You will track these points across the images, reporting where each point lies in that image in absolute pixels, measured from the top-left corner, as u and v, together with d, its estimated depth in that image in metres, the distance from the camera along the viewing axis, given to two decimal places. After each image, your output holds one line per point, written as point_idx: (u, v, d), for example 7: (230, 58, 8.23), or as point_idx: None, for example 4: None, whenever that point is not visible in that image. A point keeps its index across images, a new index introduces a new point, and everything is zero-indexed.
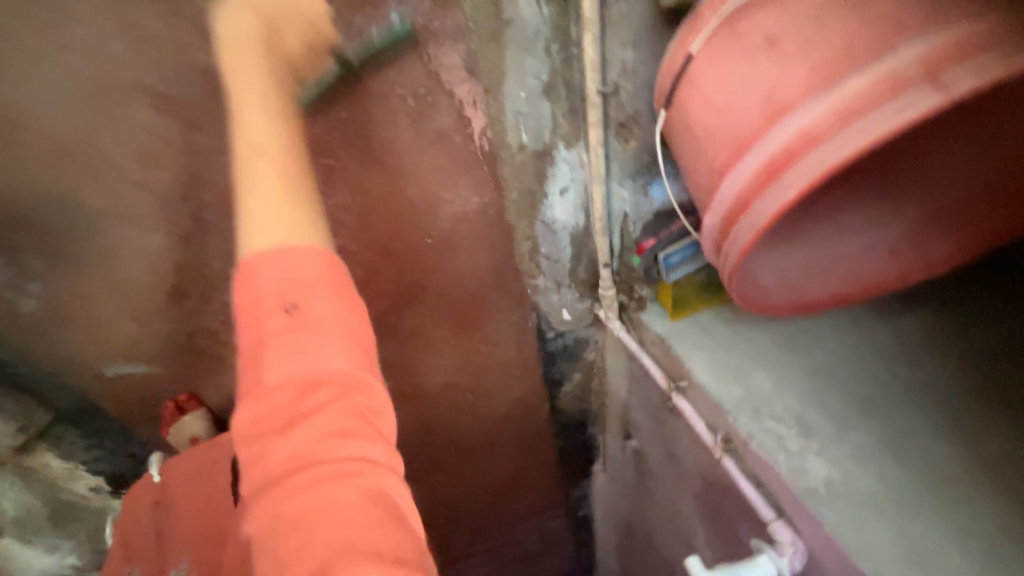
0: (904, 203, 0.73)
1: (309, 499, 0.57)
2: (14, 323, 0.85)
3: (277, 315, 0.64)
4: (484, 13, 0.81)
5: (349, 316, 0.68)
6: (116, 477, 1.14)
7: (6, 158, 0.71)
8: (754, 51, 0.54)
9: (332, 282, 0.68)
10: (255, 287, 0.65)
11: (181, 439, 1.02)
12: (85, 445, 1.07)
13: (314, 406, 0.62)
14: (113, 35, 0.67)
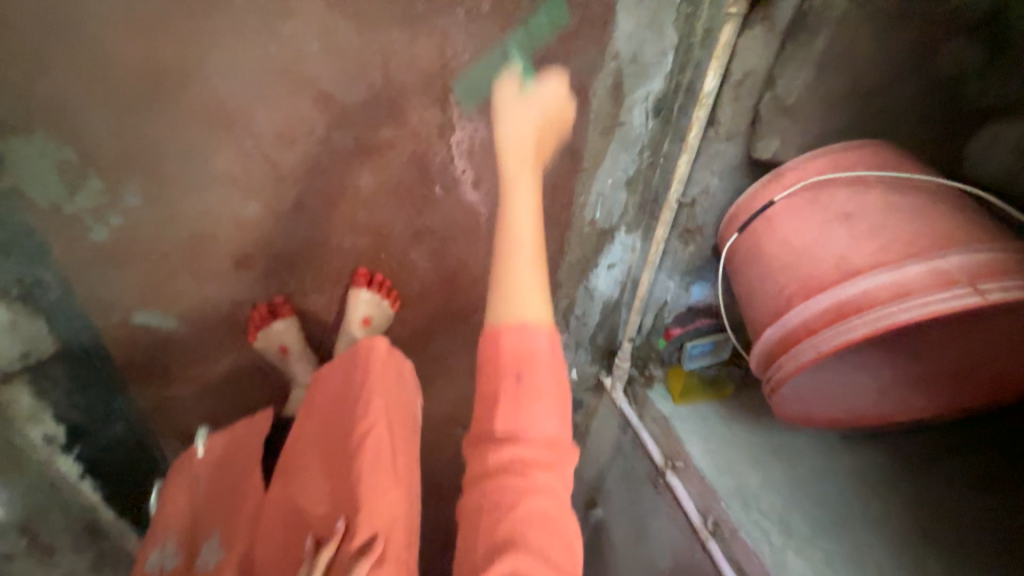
0: (899, 354, 0.86)
1: (504, 504, 0.65)
2: (75, 248, 0.83)
3: (505, 382, 0.72)
4: (605, 113, 0.95)
5: (557, 378, 0.74)
6: (77, 432, 1.02)
7: (159, 101, 0.74)
8: (831, 219, 0.71)
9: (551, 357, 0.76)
10: (498, 345, 0.76)
11: (269, 344, 1.02)
12: (64, 389, 0.95)
13: (518, 385, 0.72)
14: (313, 36, 0.75)
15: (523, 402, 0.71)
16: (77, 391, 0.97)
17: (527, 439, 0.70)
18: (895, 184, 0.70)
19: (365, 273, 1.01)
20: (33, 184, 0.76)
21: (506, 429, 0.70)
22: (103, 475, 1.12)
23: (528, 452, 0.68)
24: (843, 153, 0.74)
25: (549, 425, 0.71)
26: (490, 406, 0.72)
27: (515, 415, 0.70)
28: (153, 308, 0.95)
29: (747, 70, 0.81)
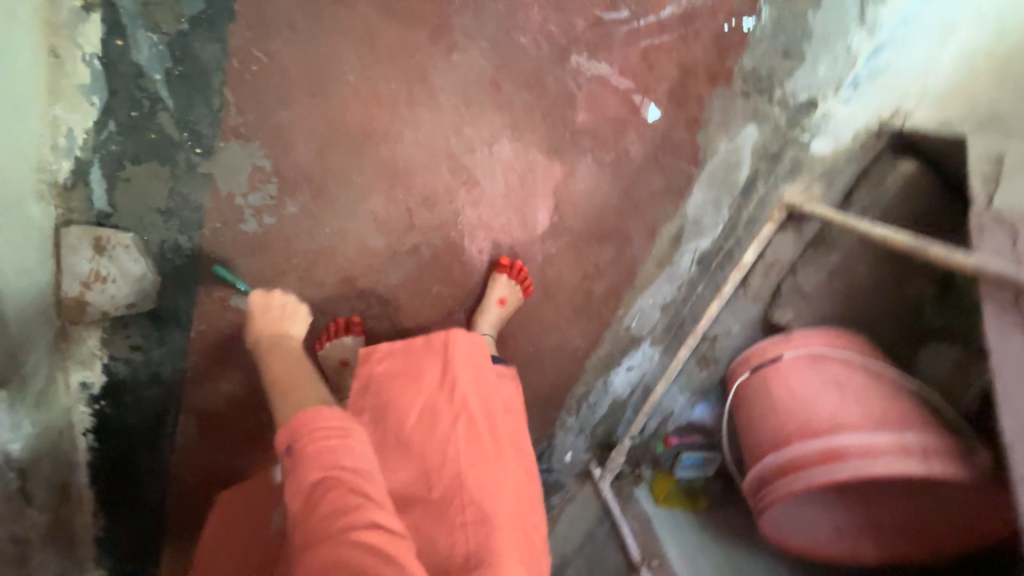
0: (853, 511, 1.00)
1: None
2: (222, 230, 0.96)
3: (316, 450, 0.69)
4: (664, 251, 1.21)
5: (370, 458, 0.71)
6: (110, 387, 1.08)
7: (353, 148, 0.93)
8: (827, 382, 0.94)
9: (330, 427, 0.71)
10: (305, 422, 0.72)
11: (330, 358, 1.13)
12: (129, 345, 1.04)
13: (337, 446, 0.70)
14: (484, 140, 0.98)
15: (344, 456, 0.69)
16: (137, 348, 1.05)
17: (349, 493, 0.65)
18: (875, 370, 0.94)
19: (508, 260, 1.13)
20: (223, 175, 0.91)
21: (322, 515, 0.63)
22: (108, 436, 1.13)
23: (352, 504, 0.64)
24: (838, 335, 1.00)
25: (363, 466, 0.69)
26: (311, 453, 0.69)
27: (337, 465, 0.68)
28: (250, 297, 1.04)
29: (777, 256, 1.10)
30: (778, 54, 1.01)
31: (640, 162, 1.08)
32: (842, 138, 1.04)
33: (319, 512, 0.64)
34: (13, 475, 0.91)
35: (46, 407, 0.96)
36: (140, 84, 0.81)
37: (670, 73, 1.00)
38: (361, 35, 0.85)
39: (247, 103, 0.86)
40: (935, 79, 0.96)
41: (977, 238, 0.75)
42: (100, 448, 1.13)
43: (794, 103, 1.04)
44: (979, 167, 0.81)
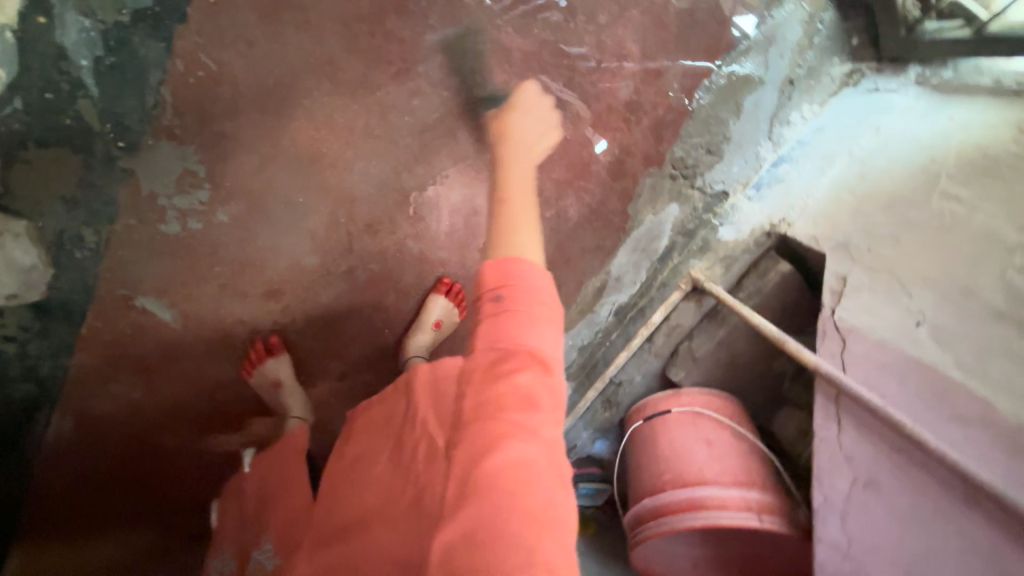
0: (704, 548, 1.15)
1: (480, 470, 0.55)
2: (138, 228, 0.90)
3: (484, 304, 0.64)
4: (588, 301, 1.32)
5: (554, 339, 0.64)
6: None
7: (300, 168, 0.92)
8: (700, 439, 1.10)
9: (530, 295, 0.64)
10: (496, 268, 0.66)
11: (261, 381, 1.07)
12: (3, 332, 0.90)
13: (492, 305, 0.64)
14: (435, 181, 1.02)
15: (531, 322, 0.63)
16: (12, 340, 0.92)
17: (519, 362, 0.61)
18: (738, 432, 1.12)
19: (449, 282, 1.15)
20: (147, 173, 0.86)
21: (484, 397, 0.60)
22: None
23: (514, 368, 0.61)
24: (717, 398, 1.17)
25: (547, 340, 0.63)
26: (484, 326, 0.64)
27: (518, 330, 0.62)
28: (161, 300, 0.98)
29: (679, 322, 1.26)
30: (701, 150, 1.16)
31: (577, 222, 1.18)
32: (742, 230, 1.21)
33: (478, 399, 0.60)
34: None
35: None
36: (61, 66, 0.74)
37: (613, 149, 1.10)
38: (322, 63, 0.85)
39: (186, 106, 0.82)
40: (813, 200, 1.11)
41: (820, 341, 0.93)
42: None
43: (711, 192, 1.22)
44: (829, 281, 0.97)
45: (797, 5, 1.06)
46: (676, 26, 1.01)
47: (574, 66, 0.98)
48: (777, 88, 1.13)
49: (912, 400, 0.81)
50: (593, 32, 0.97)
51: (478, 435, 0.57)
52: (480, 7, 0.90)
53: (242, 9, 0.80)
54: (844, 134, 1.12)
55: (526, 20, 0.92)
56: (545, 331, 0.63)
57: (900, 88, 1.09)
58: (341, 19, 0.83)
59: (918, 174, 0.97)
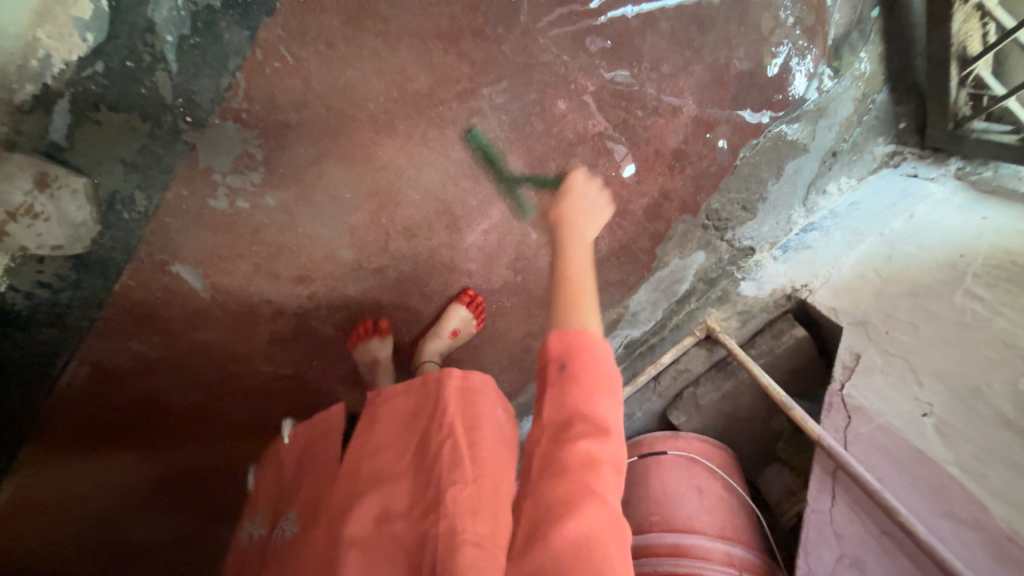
0: None
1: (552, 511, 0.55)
2: (188, 200, 0.92)
3: (550, 371, 0.66)
4: (602, 331, 1.34)
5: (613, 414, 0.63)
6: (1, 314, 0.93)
7: (354, 166, 0.95)
8: (692, 486, 1.13)
9: (590, 375, 0.64)
10: (564, 335, 0.68)
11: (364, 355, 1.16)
12: (40, 280, 0.92)
13: (557, 373, 0.65)
14: (478, 197, 1.05)
15: (590, 393, 0.63)
16: (45, 287, 0.93)
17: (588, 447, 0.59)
18: (729, 484, 1.15)
19: (472, 295, 1.18)
20: (208, 150, 0.88)
21: (559, 469, 0.58)
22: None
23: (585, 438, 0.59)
24: (712, 446, 1.20)
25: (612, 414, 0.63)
26: (550, 391, 0.65)
27: (585, 403, 0.62)
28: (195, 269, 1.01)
29: (688, 366, 1.28)
30: (737, 206, 1.19)
31: (605, 254, 1.21)
32: (764, 288, 1.23)
33: (559, 466, 0.58)
34: None
35: None
36: (146, 39, 0.76)
37: (652, 192, 1.13)
38: (392, 73, 0.87)
39: (258, 94, 0.84)
40: (839, 271, 1.12)
41: (825, 413, 0.95)
42: None
43: (738, 245, 1.25)
44: (842, 355, 1.00)
45: (852, 81, 1.07)
46: (738, 84, 1.02)
47: (631, 109, 1.00)
48: (820, 157, 1.15)
49: (908, 488, 0.83)
50: (657, 79, 0.98)
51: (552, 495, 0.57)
52: (555, 41, 0.91)
53: (327, 9, 0.80)
54: (878, 212, 1.14)
55: (595, 58, 0.93)
56: (611, 407, 0.64)
57: (939, 178, 1.12)
58: (417, 31, 0.85)
59: (946, 268, 1.00)
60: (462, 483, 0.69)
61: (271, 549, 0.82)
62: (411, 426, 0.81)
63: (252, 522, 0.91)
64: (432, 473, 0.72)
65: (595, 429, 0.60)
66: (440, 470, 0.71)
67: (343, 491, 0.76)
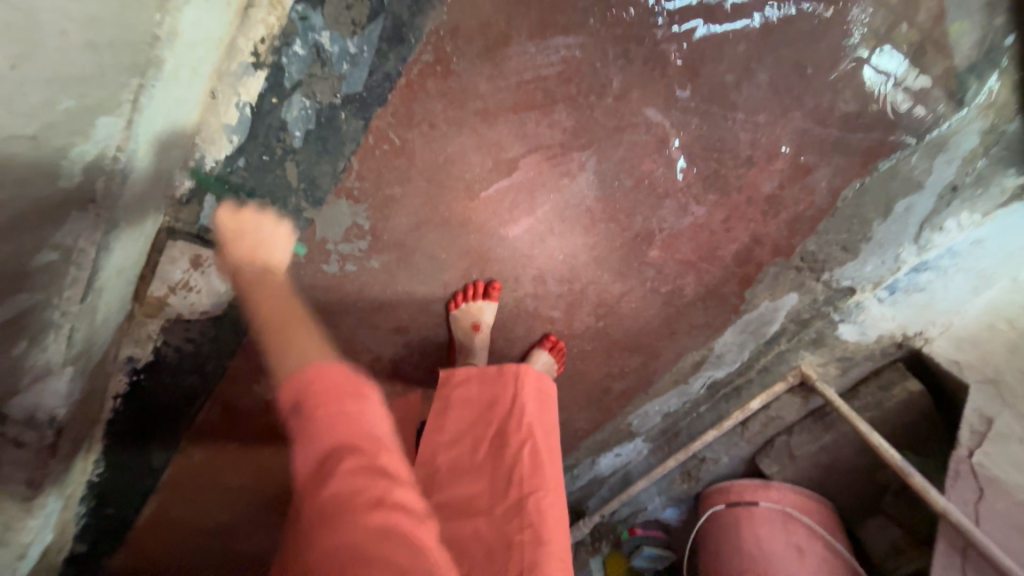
0: None
1: (365, 536, 0.56)
2: (307, 267, 1.02)
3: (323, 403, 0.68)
4: (683, 371, 1.31)
5: (375, 417, 0.68)
6: (157, 364, 1.07)
7: (451, 231, 1.01)
8: (791, 544, 1.08)
9: (341, 391, 0.68)
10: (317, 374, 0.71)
11: (466, 317, 1.08)
12: (185, 335, 1.06)
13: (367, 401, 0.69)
14: (564, 251, 1.06)
15: (349, 419, 0.66)
16: (191, 341, 1.08)
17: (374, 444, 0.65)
18: (832, 544, 1.08)
19: (554, 340, 1.18)
20: (325, 223, 0.98)
21: (356, 482, 0.61)
22: (128, 418, 1.08)
23: (372, 452, 0.64)
24: (808, 500, 1.15)
25: (380, 419, 0.68)
26: (323, 414, 0.66)
27: (353, 424, 0.66)
28: (247, 308, 0.97)
29: (780, 413, 1.22)
30: (837, 247, 1.12)
31: (690, 298, 1.18)
32: (868, 333, 1.15)
33: (340, 471, 0.61)
34: (51, 434, 0.81)
35: (97, 375, 0.93)
36: (280, 136, 0.86)
37: (743, 238, 1.09)
38: (488, 145, 0.91)
39: (368, 174, 0.92)
40: (961, 319, 1.04)
41: (951, 480, 0.89)
42: (122, 415, 1.07)
43: (836, 286, 1.17)
44: (969, 418, 0.92)
45: (976, 113, 0.97)
46: (842, 127, 0.96)
47: (724, 160, 0.97)
48: (936, 194, 1.05)
49: None
50: (753, 129, 0.95)
51: (343, 489, 0.60)
52: (646, 101, 0.90)
53: (432, 94, 0.86)
54: (1006, 254, 1.05)
55: (687, 114, 0.92)
56: (376, 413, 0.69)
57: None
58: (514, 106, 0.88)
59: None
60: (542, 490, 0.78)
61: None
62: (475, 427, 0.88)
63: None
64: (512, 477, 0.79)
65: (360, 450, 0.63)
66: (521, 474, 0.79)
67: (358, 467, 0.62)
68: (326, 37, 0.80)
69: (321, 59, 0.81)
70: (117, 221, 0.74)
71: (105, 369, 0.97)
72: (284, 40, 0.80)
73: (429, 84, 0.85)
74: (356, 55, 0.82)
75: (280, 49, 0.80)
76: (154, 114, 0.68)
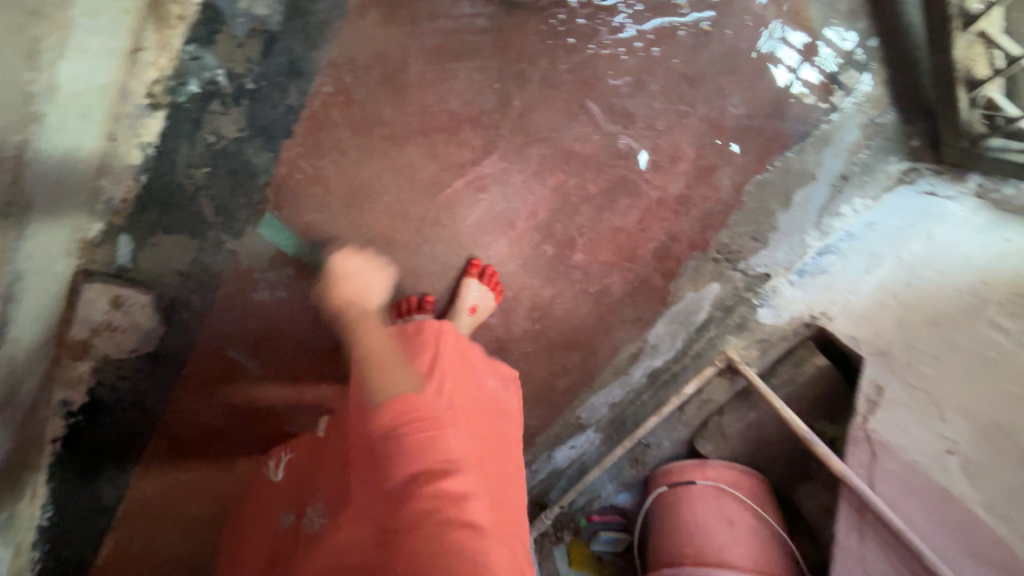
0: None
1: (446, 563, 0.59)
2: (237, 295, 1.03)
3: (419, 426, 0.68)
4: (622, 363, 1.37)
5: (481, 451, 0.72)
6: (95, 403, 1.01)
7: (377, 251, 1.03)
8: (722, 518, 1.15)
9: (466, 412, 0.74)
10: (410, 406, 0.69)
11: None
12: (120, 372, 1.02)
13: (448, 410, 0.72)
14: (492, 261, 1.10)
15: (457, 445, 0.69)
16: (126, 378, 1.03)
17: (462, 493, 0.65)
18: (761, 514, 1.16)
19: (479, 266, 1.08)
20: (247, 254, 0.98)
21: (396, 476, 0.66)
22: (69, 461, 1.00)
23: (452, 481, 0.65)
24: (743, 475, 1.22)
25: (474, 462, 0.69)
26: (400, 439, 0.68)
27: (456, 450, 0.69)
28: (234, 324, 1.06)
29: (711, 396, 1.30)
30: (748, 238, 1.20)
31: (619, 296, 1.24)
32: (782, 315, 1.23)
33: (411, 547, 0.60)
34: None
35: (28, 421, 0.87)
36: (188, 173, 0.87)
37: (659, 236, 1.16)
38: (402, 167, 0.94)
39: (284, 202, 0.94)
40: (858, 298, 1.12)
41: (851, 447, 0.97)
42: (62, 458, 0.99)
43: (753, 273, 1.25)
44: (865, 388, 1.01)
45: (856, 107, 1.07)
46: (734, 129, 1.04)
47: (630, 165, 1.03)
48: (829, 183, 1.14)
49: (933, 530, 0.83)
50: (653, 135, 1.01)
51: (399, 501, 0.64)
52: (549, 117, 0.95)
53: (338, 122, 0.89)
54: (895, 234, 1.12)
55: (590, 126, 0.97)
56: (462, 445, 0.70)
57: (957, 197, 1.07)
58: (422, 130, 0.92)
59: (968, 296, 0.95)
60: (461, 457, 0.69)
61: (295, 539, 0.71)
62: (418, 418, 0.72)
63: (288, 511, 0.76)
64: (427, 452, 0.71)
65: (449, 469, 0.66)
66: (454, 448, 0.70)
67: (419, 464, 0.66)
68: (221, 74, 0.80)
69: (219, 96, 0.81)
70: (21, 271, 0.71)
71: (38, 413, 0.91)
72: (179, 79, 0.79)
73: (333, 113, 0.87)
74: (256, 89, 0.82)
75: (175, 89, 0.80)
76: (45, 163, 0.67)
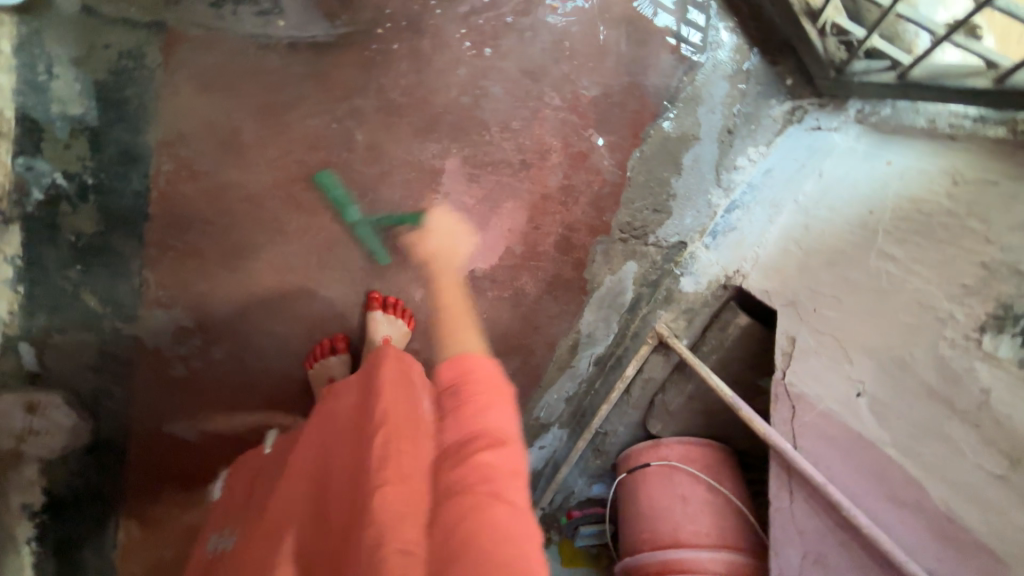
0: None
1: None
2: (155, 372, 1.01)
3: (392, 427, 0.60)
4: (563, 358, 1.36)
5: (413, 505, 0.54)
6: (55, 503, 0.94)
7: (275, 304, 1.02)
8: (675, 498, 1.13)
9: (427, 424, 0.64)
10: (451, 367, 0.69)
11: (319, 379, 1.01)
12: (69, 466, 0.96)
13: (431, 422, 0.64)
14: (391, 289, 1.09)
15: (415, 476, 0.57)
16: (77, 473, 0.97)
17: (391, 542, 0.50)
18: (712, 485, 1.12)
19: (377, 296, 1.04)
20: (148, 334, 0.98)
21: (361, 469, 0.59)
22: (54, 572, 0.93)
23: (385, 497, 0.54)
24: (695, 447, 1.17)
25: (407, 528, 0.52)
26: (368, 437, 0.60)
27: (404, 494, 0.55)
28: (163, 400, 1.02)
29: (651, 374, 1.28)
30: (648, 211, 1.17)
31: (536, 294, 1.23)
32: (701, 281, 1.20)
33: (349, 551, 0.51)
34: None
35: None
36: (62, 272, 0.89)
37: (556, 229, 1.14)
38: (267, 222, 0.95)
39: (164, 278, 0.94)
40: (765, 250, 1.10)
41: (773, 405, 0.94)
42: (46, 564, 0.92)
43: (668, 244, 1.21)
44: (780, 342, 0.97)
45: (716, 64, 1.06)
46: (595, 110, 1.02)
47: (499, 170, 1.03)
48: (714, 139, 1.11)
49: (851, 478, 0.81)
50: (511, 136, 1.00)
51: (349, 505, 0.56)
52: (402, 142, 0.95)
53: (191, 195, 0.90)
54: (790, 177, 1.10)
55: (446, 139, 0.97)
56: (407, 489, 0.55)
57: (840, 128, 1.02)
58: (273, 183, 0.92)
59: (859, 230, 0.92)
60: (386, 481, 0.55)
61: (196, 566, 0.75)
62: (349, 437, 0.63)
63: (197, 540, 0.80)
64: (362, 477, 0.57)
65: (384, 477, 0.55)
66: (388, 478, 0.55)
67: (347, 489, 0.58)
68: (60, 177, 0.83)
69: (65, 197, 0.85)
70: None
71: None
72: (21, 192, 0.83)
73: (182, 187, 0.89)
74: (99, 183, 0.86)
75: (20, 201, 0.83)
76: None
